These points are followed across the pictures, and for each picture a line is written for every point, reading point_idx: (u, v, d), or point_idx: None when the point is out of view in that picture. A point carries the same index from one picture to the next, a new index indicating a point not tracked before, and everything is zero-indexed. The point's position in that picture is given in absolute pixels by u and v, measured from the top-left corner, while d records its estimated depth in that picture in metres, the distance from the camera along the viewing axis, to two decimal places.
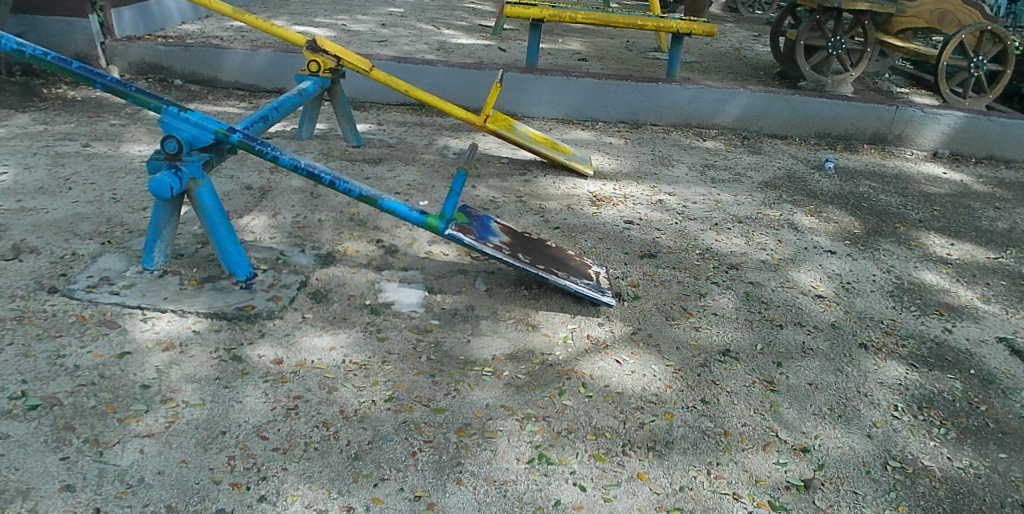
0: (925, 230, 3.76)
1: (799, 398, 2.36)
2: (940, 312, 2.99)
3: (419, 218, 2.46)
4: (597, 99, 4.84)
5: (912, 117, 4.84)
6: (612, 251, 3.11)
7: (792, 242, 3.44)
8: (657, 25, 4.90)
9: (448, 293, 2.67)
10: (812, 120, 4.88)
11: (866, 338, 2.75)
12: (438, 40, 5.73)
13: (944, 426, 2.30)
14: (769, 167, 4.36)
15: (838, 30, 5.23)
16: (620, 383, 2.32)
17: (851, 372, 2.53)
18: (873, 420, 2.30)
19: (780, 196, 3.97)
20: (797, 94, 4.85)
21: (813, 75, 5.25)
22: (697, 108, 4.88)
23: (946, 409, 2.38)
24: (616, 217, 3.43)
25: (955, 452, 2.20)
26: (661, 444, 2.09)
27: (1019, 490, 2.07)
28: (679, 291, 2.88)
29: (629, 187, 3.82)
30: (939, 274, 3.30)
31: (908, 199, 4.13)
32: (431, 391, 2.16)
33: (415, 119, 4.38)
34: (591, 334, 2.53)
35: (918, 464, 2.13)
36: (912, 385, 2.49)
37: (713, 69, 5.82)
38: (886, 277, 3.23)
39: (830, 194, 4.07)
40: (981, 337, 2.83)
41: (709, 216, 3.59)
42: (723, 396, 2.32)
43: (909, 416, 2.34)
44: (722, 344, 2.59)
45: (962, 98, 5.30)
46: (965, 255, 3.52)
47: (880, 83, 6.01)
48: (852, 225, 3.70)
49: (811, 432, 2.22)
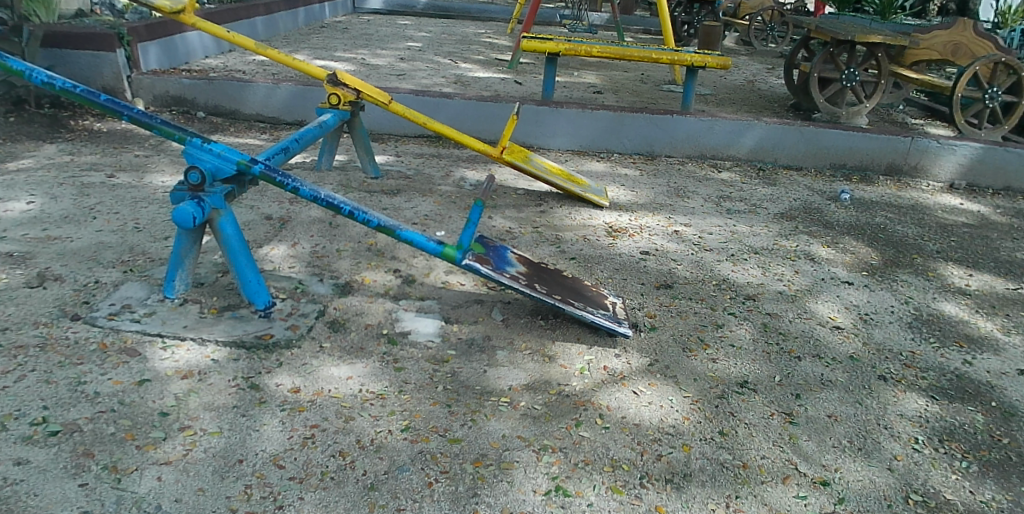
0: (942, 261, 3.73)
1: (819, 431, 2.33)
2: (960, 343, 2.96)
3: (437, 249, 2.50)
4: (613, 131, 4.87)
5: (927, 148, 4.83)
6: (627, 281, 3.11)
7: (809, 272, 3.43)
8: (672, 59, 4.93)
9: (465, 322, 2.67)
10: (827, 151, 4.89)
11: (885, 370, 2.71)
12: (455, 73, 5.82)
13: (965, 459, 2.26)
14: (785, 199, 4.35)
15: (852, 62, 5.26)
16: (637, 414, 2.31)
17: (871, 404, 2.50)
18: (894, 453, 2.27)
19: (796, 227, 3.96)
20: (812, 126, 4.87)
21: (827, 107, 5.27)
22: (712, 139, 4.90)
23: (968, 441, 2.35)
24: (632, 248, 3.43)
25: (979, 486, 2.16)
26: (679, 476, 2.07)
27: None
28: (696, 322, 2.87)
29: (644, 217, 3.83)
30: (957, 306, 3.27)
31: (925, 230, 4.11)
32: (448, 421, 2.16)
33: (432, 151, 4.44)
34: (607, 366, 2.52)
35: (941, 498, 2.10)
36: (933, 417, 2.46)
37: (728, 102, 5.86)
38: (904, 308, 3.20)
39: (846, 225, 4.06)
40: (1002, 369, 2.79)
41: (725, 247, 3.59)
42: (741, 428, 2.30)
43: (930, 449, 2.30)
44: (739, 375, 2.57)
45: (977, 129, 5.30)
46: (983, 286, 3.49)
47: (895, 115, 6.01)
48: (869, 256, 3.69)
49: (831, 465, 2.19)
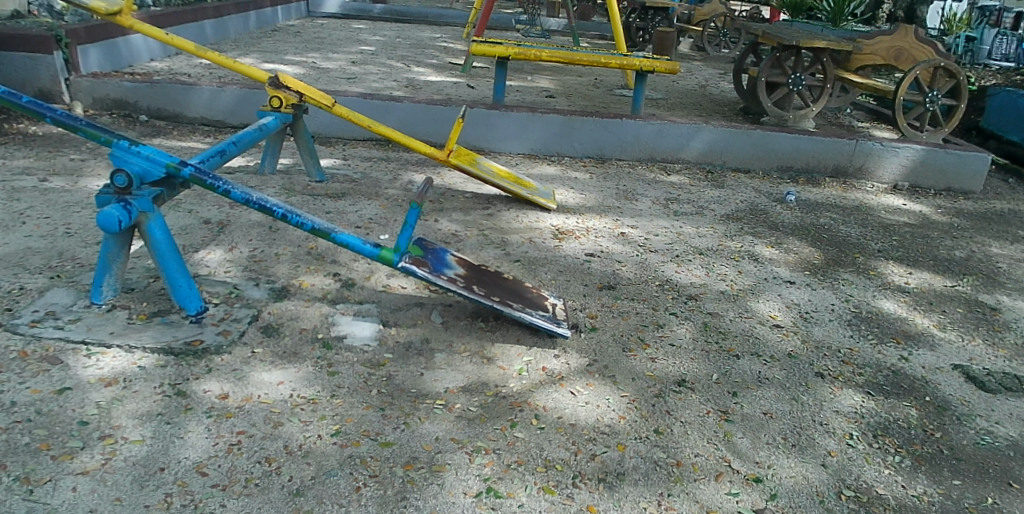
0: (884, 260, 3.81)
1: (753, 428, 2.36)
2: (898, 339, 3.02)
3: (373, 251, 2.48)
4: (563, 134, 4.89)
5: (871, 151, 4.94)
6: (570, 283, 3.12)
7: (752, 272, 3.48)
8: (621, 63, 4.97)
9: (403, 326, 2.65)
10: (774, 154, 4.97)
11: (823, 367, 2.76)
12: (407, 77, 5.80)
13: (898, 454, 2.30)
14: (731, 201, 4.41)
15: (798, 67, 5.35)
16: (573, 414, 2.30)
17: (807, 400, 2.54)
18: (828, 449, 2.30)
19: (741, 228, 4.01)
20: (759, 129, 4.94)
21: (774, 110, 5.36)
22: (661, 142, 4.94)
23: (901, 436, 2.39)
24: (577, 250, 3.44)
25: (910, 480, 2.19)
26: (612, 475, 2.07)
27: None
28: (637, 322, 2.88)
29: (591, 220, 3.85)
30: (896, 303, 3.34)
31: (868, 230, 4.19)
32: (379, 425, 2.14)
33: (381, 154, 4.40)
34: (546, 366, 2.52)
35: (872, 493, 2.13)
36: (868, 413, 2.50)
37: (679, 106, 5.92)
38: (844, 306, 3.26)
39: (791, 226, 4.13)
40: (937, 365, 2.85)
41: (670, 248, 3.62)
42: (676, 426, 2.32)
43: (864, 445, 2.34)
44: (677, 374, 2.58)
45: (919, 131, 5.43)
46: (922, 284, 3.57)
47: (842, 118, 6.14)
48: (811, 255, 3.75)
49: (764, 461, 2.21)
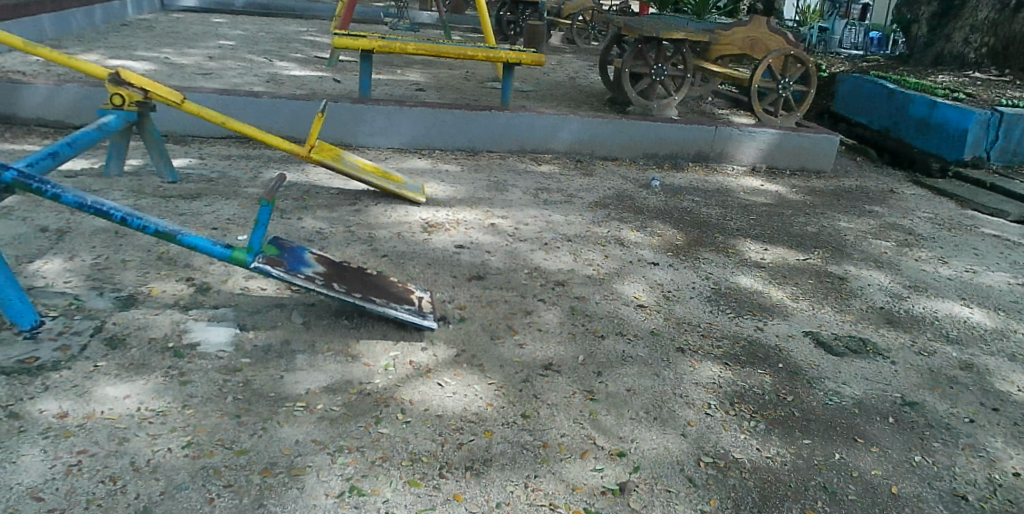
0: (741, 238, 4.03)
1: (617, 405, 2.43)
2: (754, 312, 3.20)
3: (225, 253, 2.39)
4: (433, 127, 4.87)
5: (729, 136, 5.22)
6: (439, 275, 3.11)
7: (617, 256, 3.59)
8: (487, 55, 5.00)
9: (263, 328, 2.55)
10: (639, 141, 5.15)
11: (683, 342, 2.88)
12: (270, 72, 5.59)
13: (753, 419, 2.43)
14: (599, 188, 4.53)
15: (660, 58, 5.57)
16: (440, 405, 2.30)
17: (668, 375, 2.64)
18: (688, 419, 2.40)
19: (608, 214, 4.13)
20: (623, 118, 5.11)
21: (639, 100, 5.56)
22: (531, 133, 5.01)
23: (755, 402, 2.53)
24: (446, 242, 3.44)
25: (764, 442, 2.32)
26: (479, 463, 2.08)
27: (822, 473, 2.19)
28: (505, 310, 2.91)
29: (461, 212, 3.85)
30: (753, 278, 3.54)
31: (727, 211, 4.42)
32: (236, 433, 2.05)
33: (241, 152, 4.23)
34: (413, 360, 2.50)
35: (729, 457, 2.23)
36: (725, 382, 2.63)
37: (548, 97, 6.03)
38: (704, 284, 3.42)
39: (655, 209, 4.30)
40: (789, 333, 3.04)
41: (539, 236, 3.68)
42: (543, 409, 2.35)
43: (721, 413, 2.45)
44: (544, 359, 2.63)
45: (774, 116, 5.78)
46: (777, 259, 3.80)
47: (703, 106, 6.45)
48: (674, 237, 3.92)
49: (627, 436, 2.28)
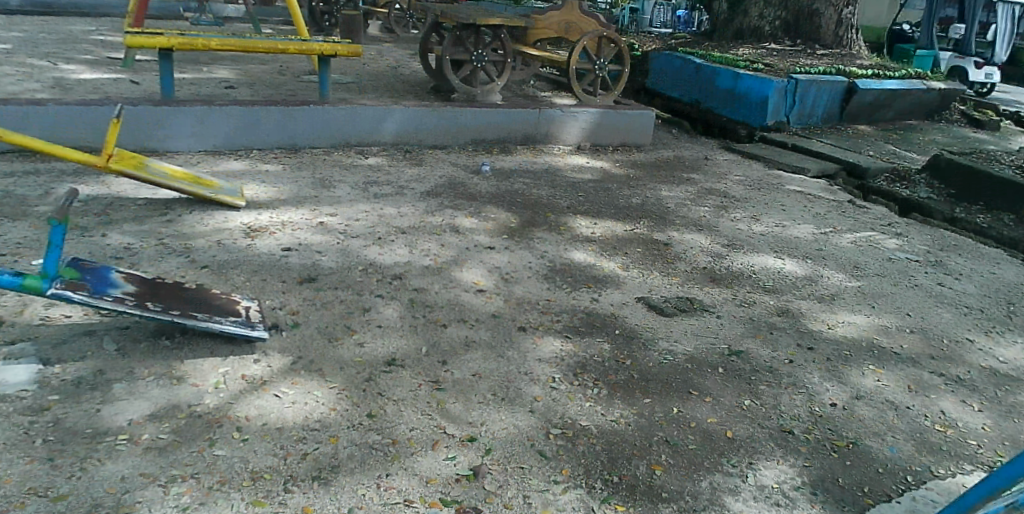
0: (572, 215, 4.17)
1: (464, 391, 2.44)
2: (589, 284, 3.32)
3: (12, 281, 2.11)
4: (249, 126, 4.62)
5: (552, 118, 5.40)
6: (268, 281, 2.96)
7: (453, 244, 3.59)
8: (301, 48, 4.80)
9: (69, 360, 2.30)
10: (466, 128, 5.19)
11: (524, 321, 2.95)
12: (54, 77, 5.03)
13: (596, 386, 2.53)
14: (430, 178, 4.51)
15: (479, 44, 5.63)
16: (281, 417, 2.19)
17: (512, 355, 2.69)
18: (534, 395, 2.46)
19: (440, 202, 4.12)
20: (448, 106, 5.12)
21: (462, 87, 5.59)
22: (354, 126, 4.89)
23: (597, 370, 2.63)
24: (273, 246, 3.28)
25: (608, 407, 2.42)
26: (327, 470, 2.01)
27: (662, 428, 2.33)
28: (342, 310, 2.82)
29: (287, 213, 3.68)
30: (586, 252, 3.67)
31: (556, 189, 4.56)
32: (49, 479, 1.83)
33: (26, 167, 3.78)
34: (247, 374, 2.36)
35: (576, 426, 2.31)
36: (567, 355, 2.72)
37: (371, 89, 5.91)
38: (540, 263, 3.50)
39: (487, 194, 4.35)
40: (623, 300, 3.19)
41: (372, 231, 3.60)
42: (389, 405, 2.31)
43: (566, 384, 2.53)
44: (386, 355, 2.58)
45: (594, 95, 6.02)
46: (605, 231, 3.97)
47: (526, 90, 6.61)
48: (508, 220, 3.98)
49: (477, 420, 2.30)
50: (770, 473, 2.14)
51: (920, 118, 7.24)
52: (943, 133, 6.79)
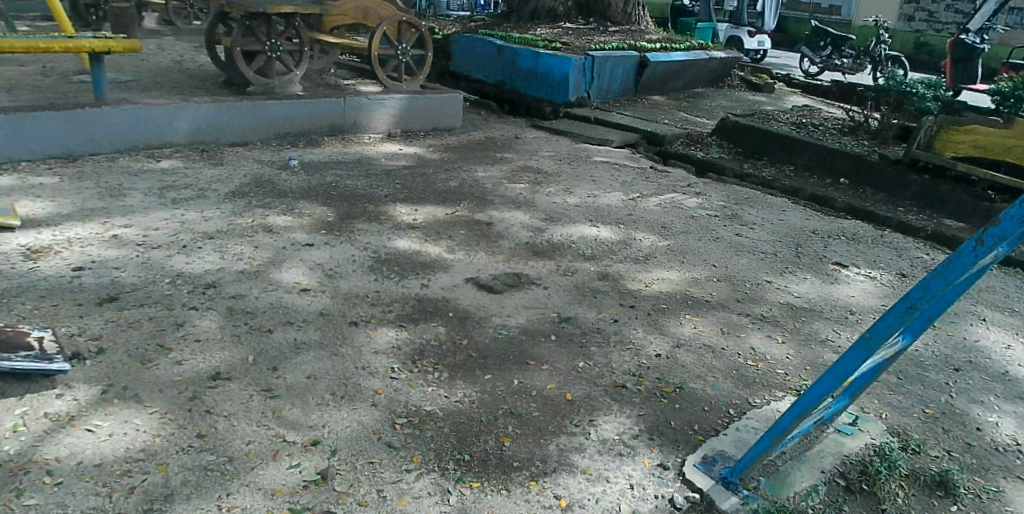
0: (390, 203, 4.10)
1: (300, 395, 2.34)
2: (417, 271, 3.29)
3: None
4: (12, 135, 4.05)
5: (359, 106, 5.32)
6: (58, 308, 2.64)
7: (269, 244, 3.41)
8: (66, 46, 4.29)
9: None
10: (268, 122, 4.95)
11: (355, 315, 2.87)
12: None
13: (436, 370, 2.53)
14: (234, 177, 4.24)
15: (272, 34, 5.35)
16: (96, 453, 1.97)
17: (346, 351, 2.61)
18: (374, 388, 2.41)
19: (249, 202, 3.89)
20: (246, 100, 4.84)
21: (259, 79, 5.30)
22: (141, 128, 4.48)
23: (435, 354, 2.63)
24: (59, 268, 2.92)
25: (451, 389, 2.43)
26: (160, 501, 1.84)
27: (505, 401, 2.38)
28: (153, 328, 2.59)
29: (72, 229, 3.30)
30: (409, 239, 3.63)
31: (371, 178, 4.48)
32: None
33: None
34: (48, 412, 2.10)
35: (420, 412, 2.30)
36: (403, 343, 2.69)
37: (156, 86, 5.42)
38: (363, 255, 3.41)
39: (299, 190, 4.17)
40: (452, 282, 3.19)
41: (175, 240, 3.32)
42: (221, 422, 2.16)
43: (406, 373, 2.51)
44: (210, 369, 2.40)
45: (399, 81, 5.94)
46: (426, 216, 3.95)
47: (328, 79, 6.39)
48: (324, 215, 3.85)
49: (317, 423, 2.21)
50: (610, 427, 2.27)
51: (704, 85, 7.95)
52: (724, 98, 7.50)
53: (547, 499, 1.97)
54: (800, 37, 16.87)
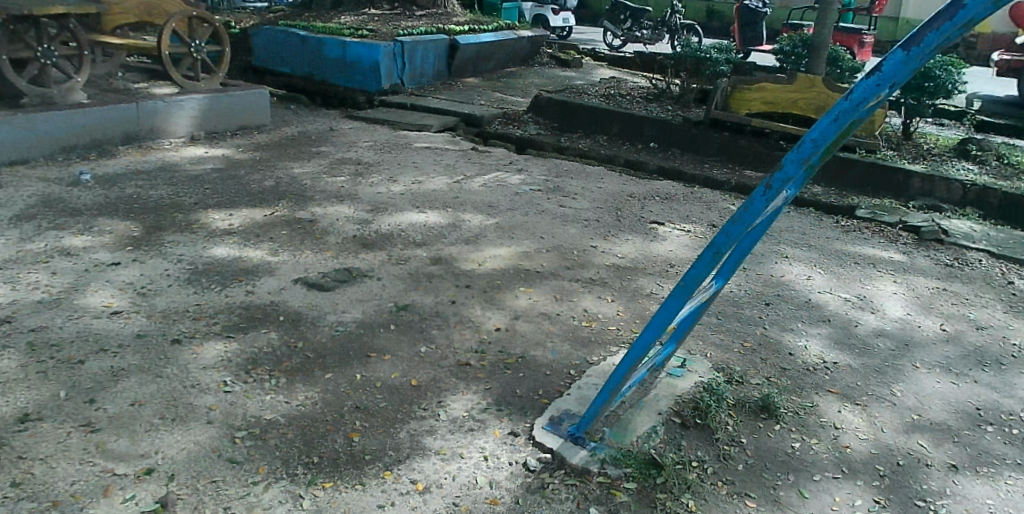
0: (203, 210, 3.83)
1: (124, 424, 2.14)
2: (240, 278, 3.10)
3: None
4: None
5: (155, 110, 4.93)
6: None
7: (66, 269, 3.07)
8: None
9: None
10: (50, 136, 4.44)
11: (177, 332, 2.66)
12: None
13: (273, 377, 2.42)
14: (14, 199, 3.77)
15: (43, 38, 4.78)
16: None
17: (172, 371, 2.42)
18: (208, 404, 2.25)
19: (37, 225, 3.48)
20: (19, 113, 4.29)
21: (33, 90, 4.71)
22: None
23: (270, 361, 2.51)
24: None
25: (291, 393, 2.33)
26: None
27: (351, 397, 2.32)
28: None
29: None
30: (228, 246, 3.41)
31: (178, 186, 4.16)
32: None
33: None
34: None
35: (262, 422, 2.19)
36: (235, 354, 2.54)
37: None
38: (179, 268, 3.17)
39: (96, 206, 3.79)
40: (281, 286, 3.04)
41: None
42: (35, 466, 1.93)
43: (241, 384, 2.37)
44: (12, 414, 2.13)
45: (197, 80, 5.54)
46: (244, 221, 3.72)
47: (116, 83, 5.83)
48: (129, 230, 3.53)
49: (148, 450, 2.04)
50: (459, 405, 2.29)
51: (515, 64, 8.17)
52: (536, 76, 7.71)
53: (404, 485, 1.96)
54: (601, 12, 17.72)
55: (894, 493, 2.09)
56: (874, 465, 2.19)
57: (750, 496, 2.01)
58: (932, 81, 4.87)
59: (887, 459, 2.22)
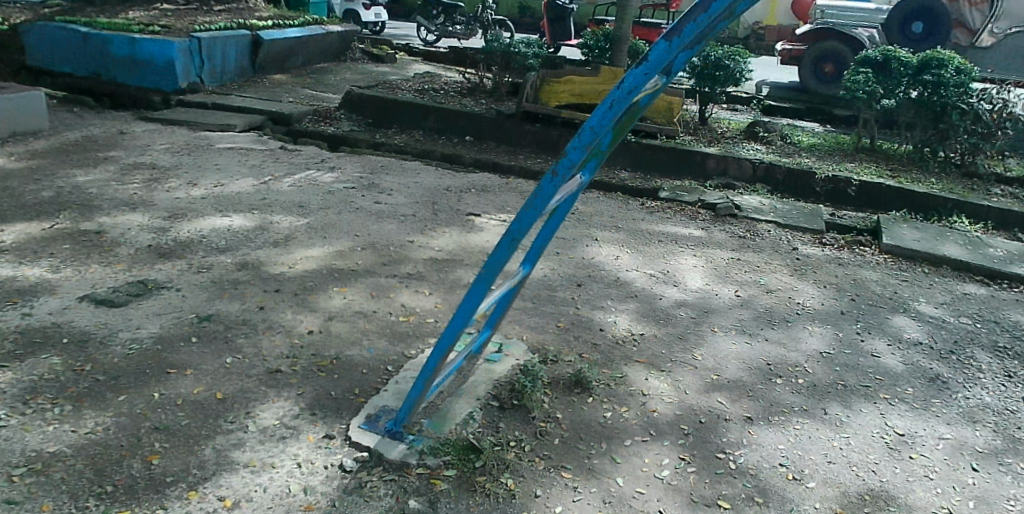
0: None
1: None
2: (12, 299, 2.73)
3: None
4: None
5: None
6: None
7: None
8: None
9: None
10: None
11: None
12: None
13: (56, 405, 2.15)
14: None
15: None
16: None
17: None
18: None
19: None
20: None
21: None
22: None
23: (52, 388, 2.23)
24: None
25: (78, 421, 2.09)
26: None
27: (150, 416, 2.12)
28: None
29: None
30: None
31: None
32: None
33: None
34: None
35: (43, 456, 1.94)
36: (7, 385, 2.23)
37: None
38: None
39: None
40: (63, 305, 2.71)
41: None
42: None
43: (17, 417, 2.08)
44: None
45: None
46: (18, 236, 3.29)
47: None
48: None
49: None
50: (270, 413, 2.17)
51: (325, 59, 8.05)
52: (349, 72, 7.54)
53: (210, 504, 1.83)
54: (414, 7, 17.68)
55: (697, 449, 2.26)
56: (679, 425, 2.35)
57: (566, 468, 2.09)
58: (722, 70, 5.31)
59: (690, 418, 2.40)
